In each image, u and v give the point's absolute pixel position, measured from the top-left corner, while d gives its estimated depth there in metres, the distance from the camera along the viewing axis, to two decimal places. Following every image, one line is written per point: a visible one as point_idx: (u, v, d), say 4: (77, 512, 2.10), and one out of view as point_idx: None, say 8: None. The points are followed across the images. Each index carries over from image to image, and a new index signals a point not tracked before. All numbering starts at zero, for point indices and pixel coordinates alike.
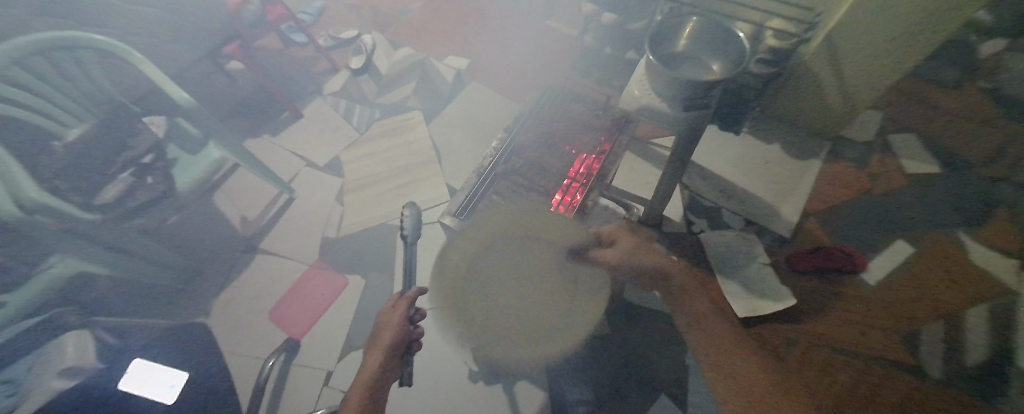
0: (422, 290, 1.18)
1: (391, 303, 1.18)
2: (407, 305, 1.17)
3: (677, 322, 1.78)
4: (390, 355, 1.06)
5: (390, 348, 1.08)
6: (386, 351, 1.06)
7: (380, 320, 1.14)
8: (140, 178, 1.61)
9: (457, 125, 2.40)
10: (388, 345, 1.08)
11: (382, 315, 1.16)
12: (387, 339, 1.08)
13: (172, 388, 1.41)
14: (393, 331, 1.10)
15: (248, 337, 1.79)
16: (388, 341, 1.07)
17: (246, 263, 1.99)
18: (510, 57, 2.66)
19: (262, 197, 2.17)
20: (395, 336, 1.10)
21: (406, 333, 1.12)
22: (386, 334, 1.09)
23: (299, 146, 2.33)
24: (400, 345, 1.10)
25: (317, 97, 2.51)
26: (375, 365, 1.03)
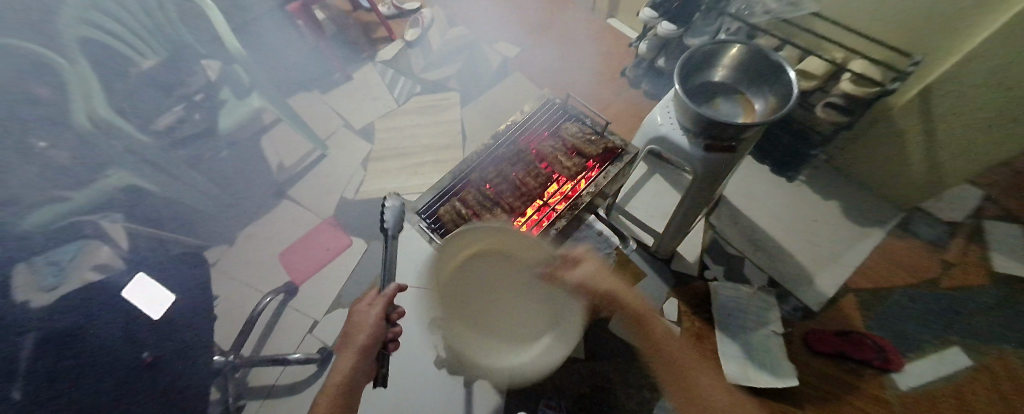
0: (399, 290, 1.23)
1: (367, 301, 1.24)
2: (383, 304, 1.23)
3: (657, 367, 1.67)
4: (363, 357, 1.13)
5: (364, 349, 1.14)
6: (359, 352, 1.12)
7: (355, 319, 1.20)
8: (190, 112, 1.80)
9: (488, 114, 2.39)
10: (360, 348, 1.14)
11: (357, 313, 1.22)
12: (359, 341, 1.15)
13: (161, 306, 1.35)
14: (367, 333, 1.16)
15: (259, 272, 2.01)
16: (362, 343, 1.14)
17: (273, 206, 2.20)
18: (562, 52, 2.56)
19: (301, 150, 2.36)
20: (369, 339, 1.15)
21: (380, 333, 1.18)
22: (362, 333, 1.16)
23: (342, 107, 2.49)
24: (374, 346, 1.15)
25: (369, 63, 2.65)
26: (346, 369, 1.10)
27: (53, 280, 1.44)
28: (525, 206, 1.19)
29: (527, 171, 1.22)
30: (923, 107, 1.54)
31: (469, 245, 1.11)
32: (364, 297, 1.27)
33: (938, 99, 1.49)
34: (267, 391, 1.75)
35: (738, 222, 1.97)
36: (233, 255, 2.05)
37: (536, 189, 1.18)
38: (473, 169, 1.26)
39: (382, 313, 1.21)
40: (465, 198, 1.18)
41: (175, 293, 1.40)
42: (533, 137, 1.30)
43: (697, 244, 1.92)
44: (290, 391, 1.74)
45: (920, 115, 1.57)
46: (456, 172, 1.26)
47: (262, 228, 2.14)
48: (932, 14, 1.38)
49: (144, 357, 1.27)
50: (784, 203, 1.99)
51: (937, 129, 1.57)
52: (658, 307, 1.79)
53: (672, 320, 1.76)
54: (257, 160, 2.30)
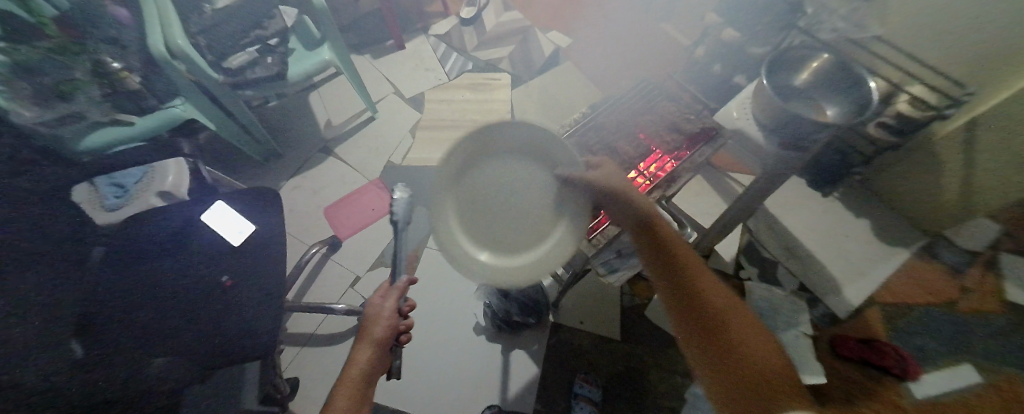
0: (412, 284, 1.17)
1: (380, 294, 1.20)
2: (396, 297, 1.20)
3: (689, 356, 1.75)
4: (379, 351, 1.11)
5: (379, 344, 1.12)
6: (376, 346, 1.10)
7: (369, 311, 1.17)
8: (262, 56, 1.76)
9: (537, 99, 2.44)
10: (377, 340, 1.11)
11: (370, 306, 1.19)
12: (376, 334, 1.12)
13: (240, 234, 1.32)
14: (382, 326, 1.13)
15: (304, 224, 2.03)
16: (378, 337, 1.11)
17: (319, 162, 2.22)
18: (613, 48, 2.61)
19: (350, 110, 2.38)
20: (386, 331, 1.13)
21: (397, 326, 1.16)
22: (377, 328, 1.13)
23: (393, 75, 2.52)
24: (390, 338, 1.13)
25: (422, 35, 2.68)
26: (365, 360, 1.08)
27: (116, 201, 1.48)
28: (622, 175, 1.26)
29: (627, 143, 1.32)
30: (967, 138, 1.64)
31: (569, 204, 1.21)
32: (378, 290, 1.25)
33: (982, 130, 1.59)
34: (307, 338, 1.78)
35: (773, 229, 2.06)
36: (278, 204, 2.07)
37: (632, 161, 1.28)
38: (572, 133, 1.34)
39: (397, 306, 1.18)
40: (566, 160, 1.29)
41: (255, 224, 1.34)
42: (635, 112, 1.37)
43: (733, 246, 2.02)
44: (329, 341, 1.77)
45: (962, 145, 1.67)
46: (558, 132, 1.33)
47: (307, 181, 2.15)
48: (992, 50, 1.47)
49: (223, 280, 1.25)
50: (817, 216, 2.08)
51: (976, 160, 1.66)
52: None
53: None
54: (306, 114, 2.33)
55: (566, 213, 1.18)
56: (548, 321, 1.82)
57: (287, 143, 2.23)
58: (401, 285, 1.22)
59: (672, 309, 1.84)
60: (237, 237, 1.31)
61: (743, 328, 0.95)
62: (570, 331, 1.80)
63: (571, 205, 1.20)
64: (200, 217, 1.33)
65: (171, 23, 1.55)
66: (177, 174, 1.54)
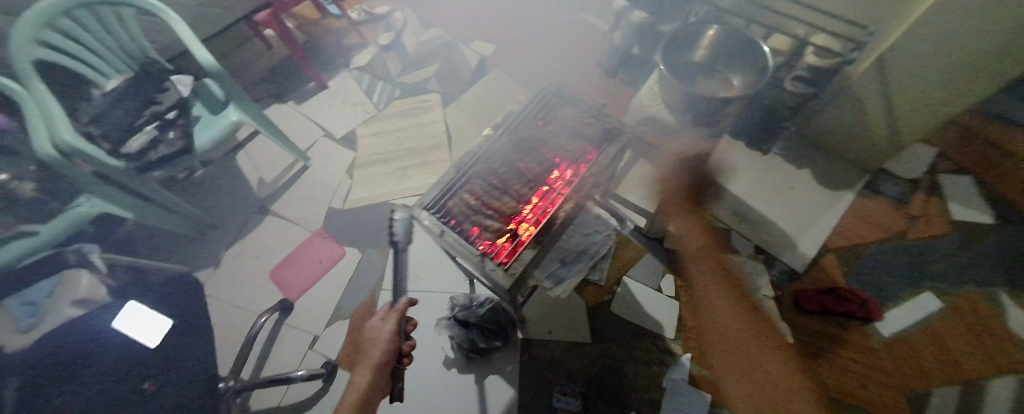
0: (413, 303, 1.18)
1: (381, 316, 1.22)
2: (397, 318, 1.22)
3: (662, 343, 1.74)
4: (381, 374, 1.10)
5: (380, 366, 1.12)
6: (374, 369, 1.10)
7: (370, 334, 1.18)
8: (163, 132, 1.67)
9: (472, 113, 2.39)
10: (377, 363, 1.12)
11: (371, 329, 1.20)
12: (374, 357, 1.13)
13: (157, 332, 1.30)
14: (381, 349, 1.14)
15: (251, 292, 1.94)
16: (377, 360, 1.11)
17: (257, 223, 2.13)
18: (537, 47, 2.59)
19: (281, 163, 2.30)
20: (384, 353, 1.13)
21: (396, 348, 1.16)
22: (377, 350, 1.14)
23: (319, 117, 2.44)
24: (390, 360, 1.13)
25: (343, 70, 2.61)
26: (364, 385, 1.06)
27: (31, 319, 1.37)
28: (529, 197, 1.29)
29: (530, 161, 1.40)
30: (880, 74, 1.66)
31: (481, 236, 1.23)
32: (378, 313, 1.25)
33: (893, 65, 1.61)
34: (272, 412, 1.70)
35: (722, 197, 2.06)
36: (220, 277, 1.98)
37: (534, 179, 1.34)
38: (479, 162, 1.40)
39: (396, 328, 1.18)
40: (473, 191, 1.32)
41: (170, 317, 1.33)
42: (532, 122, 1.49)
43: None
44: (296, 410, 1.70)
45: (878, 82, 1.69)
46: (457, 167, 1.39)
47: (248, 246, 2.07)
48: None
49: None
50: (762, 175, 2.08)
51: (894, 94, 1.69)
52: (656, 285, 1.86)
53: (670, 295, 1.82)
54: (236, 177, 2.23)
55: (480, 247, 1.20)
56: (517, 339, 1.78)
57: (219, 212, 2.14)
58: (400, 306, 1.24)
59: (638, 298, 1.83)
60: (153, 338, 1.29)
61: None
62: (541, 344, 1.77)
63: (485, 239, 1.21)
64: (108, 322, 1.28)
65: (54, 118, 1.44)
66: (95, 283, 1.49)
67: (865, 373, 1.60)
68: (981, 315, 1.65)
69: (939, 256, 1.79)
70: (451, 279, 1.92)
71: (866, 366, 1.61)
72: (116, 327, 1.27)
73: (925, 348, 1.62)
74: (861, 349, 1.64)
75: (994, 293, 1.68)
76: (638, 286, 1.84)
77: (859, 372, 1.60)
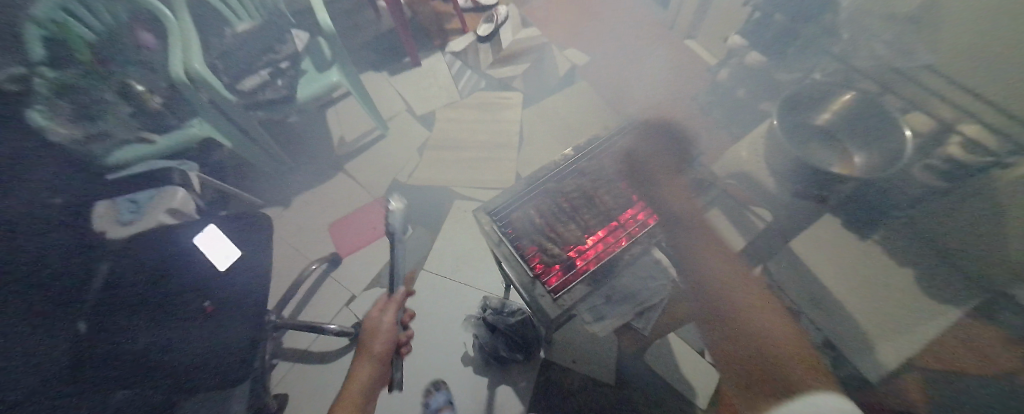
0: (407, 293, 1.36)
1: (379, 307, 1.36)
2: (393, 310, 1.36)
3: (690, 409, 1.61)
4: (378, 367, 1.26)
5: (379, 358, 1.27)
6: (374, 360, 1.26)
7: (369, 325, 1.32)
8: (273, 79, 1.83)
9: (549, 120, 2.36)
10: (377, 355, 1.27)
11: (370, 320, 1.34)
12: (376, 348, 1.28)
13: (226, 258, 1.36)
14: (381, 340, 1.29)
15: (308, 240, 2.08)
16: (377, 352, 1.27)
17: (329, 178, 2.27)
18: (632, 67, 2.48)
19: (362, 126, 2.43)
20: (383, 344, 1.29)
21: (393, 337, 1.31)
22: (377, 343, 1.28)
23: (406, 92, 2.54)
24: (390, 349, 1.29)
25: (438, 52, 2.70)
26: (364, 377, 1.22)
27: (130, 215, 1.54)
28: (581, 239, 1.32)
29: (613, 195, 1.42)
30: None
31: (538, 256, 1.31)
32: (376, 302, 1.39)
33: None
34: (300, 355, 1.81)
35: (798, 274, 1.85)
36: (287, 217, 2.15)
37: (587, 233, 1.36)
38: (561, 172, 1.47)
39: (394, 317, 1.34)
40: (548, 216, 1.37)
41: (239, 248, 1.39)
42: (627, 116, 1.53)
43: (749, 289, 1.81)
44: (320, 359, 1.79)
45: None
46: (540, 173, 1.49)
47: (316, 196, 2.21)
48: None
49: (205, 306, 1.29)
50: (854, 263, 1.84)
51: None
52: (698, 347, 1.72)
53: (711, 362, 1.68)
54: (322, 131, 2.40)
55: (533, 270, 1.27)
56: (539, 358, 1.74)
57: (300, 159, 2.30)
58: (397, 298, 1.38)
59: (675, 355, 1.70)
60: (224, 262, 1.35)
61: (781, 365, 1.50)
62: (561, 371, 1.71)
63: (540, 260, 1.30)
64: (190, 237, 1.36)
65: (190, 47, 1.62)
66: (183, 199, 1.60)
67: None
68: None
69: None
70: (489, 279, 1.92)
71: None
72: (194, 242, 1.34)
73: None
74: None
75: None
76: (681, 344, 1.72)
77: None
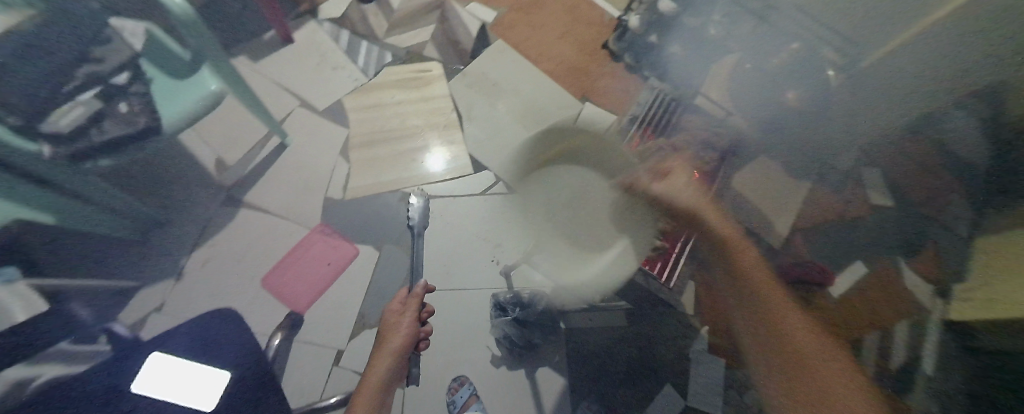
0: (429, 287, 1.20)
1: (399, 304, 1.20)
2: (416, 304, 1.20)
3: (685, 319, 1.94)
4: (396, 362, 1.10)
5: (398, 354, 1.11)
6: (392, 358, 1.09)
7: (388, 320, 1.17)
8: (110, 104, 1.15)
9: (480, 89, 2.17)
10: (395, 352, 1.11)
11: (390, 313, 1.20)
12: (394, 346, 1.12)
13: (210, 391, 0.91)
14: (400, 339, 1.13)
15: (240, 308, 1.56)
16: (395, 349, 1.11)
17: (228, 220, 1.68)
18: (542, 19, 2.42)
19: (245, 139, 1.81)
20: (403, 343, 1.13)
21: (413, 336, 1.14)
22: (396, 336, 1.13)
23: (291, 82, 1.97)
24: (408, 347, 1.13)
25: (313, 21, 2.11)
26: (381, 374, 1.06)
27: None
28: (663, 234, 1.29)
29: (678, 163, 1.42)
30: None
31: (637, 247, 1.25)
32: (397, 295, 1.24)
33: None
34: None
35: None
36: (191, 290, 1.55)
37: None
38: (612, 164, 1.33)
39: (416, 314, 1.18)
40: None
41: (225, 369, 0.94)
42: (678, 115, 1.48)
43: None
44: None
45: None
46: (602, 166, 1.31)
47: (223, 248, 1.63)
48: None
49: None
50: None
51: None
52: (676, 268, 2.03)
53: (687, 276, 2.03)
54: (186, 159, 1.71)
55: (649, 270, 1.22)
56: (560, 330, 1.81)
57: (170, 206, 1.63)
58: (417, 292, 1.20)
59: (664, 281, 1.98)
60: (206, 400, 0.90)
61: (825, 368, 1.06)
62: (583, 332, 1.83)
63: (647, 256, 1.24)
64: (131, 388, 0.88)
65: None
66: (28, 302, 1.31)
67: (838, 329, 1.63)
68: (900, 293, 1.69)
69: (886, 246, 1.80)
70: (487, 274, 1.83)
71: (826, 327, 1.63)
72: (143, 394, 0.88)
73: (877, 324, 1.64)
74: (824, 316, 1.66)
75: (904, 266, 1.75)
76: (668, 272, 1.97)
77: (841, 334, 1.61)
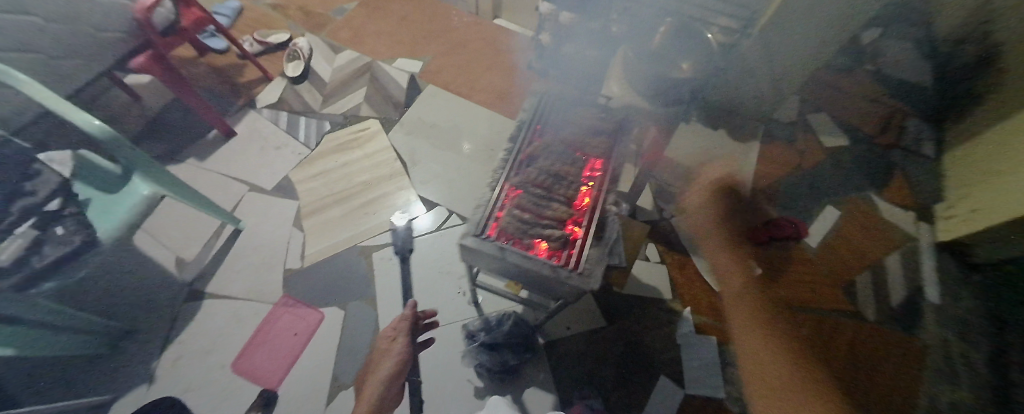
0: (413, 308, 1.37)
1: (393, 328, 1.39)
2: (406, 327, 1.37)
3: (664, 305, 1.90)
4: (388, 383, 1.25)
5: (390, 377, 1.26)
6: (382, 379, 1.25)
7: (384, 346, 1.36)
8: (45, 230, 1.23)
9: (419, 134, 2.26)
10: (387, 374, 1.26)
11: (386, 340, 1.38)
12: (385, 370, 1.27)
13: None
14: (392, 360, 1.29)
15: (213, 398, 1.57)
16: (386, 370, 1.27)
17: (194, 313, 1.72)
18: (465, 57, 2.58)
19: (201, 234, 1.89)
20: (394, 365, 1.28)
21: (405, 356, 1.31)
22: (387, 361, 1.30)
23: (238, 170, 2.07)
24: (401, 368, 1.28)
25: (252, 111, 2.25)
26: (374, 396, 1.22)
27: None
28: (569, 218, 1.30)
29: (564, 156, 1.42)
30: (767, 46, 2.05)
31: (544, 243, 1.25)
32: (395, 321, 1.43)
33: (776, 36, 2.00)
34: None
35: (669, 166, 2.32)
36: (163, 392, 1.56)
37: (565, 200, 1.33)
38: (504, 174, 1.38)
39: (407, 336, 1.34)
40: (520, 206, 1.30)
41: None
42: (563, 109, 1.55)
43: (648, 193, 2.20)
44: None
45: (765, 50, 2.08)
46: (495, 177, 1.37)
47: (190, 343, 1.66)
48: None
49: None
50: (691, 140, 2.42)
51: (777, 57, 2.10)
52: (643, 255, 2.01)
53: (657, 261, 2.00)
54: (146, 264, 1.78)
55: (554, 259, 1.21)
56: (539, 346, 1.78)
57: (134, 313, 1.67)
58: (405, 316, 1.38)
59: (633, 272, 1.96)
60: None
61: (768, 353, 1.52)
62: (563, 342, 1.80)
63: (550, 248, 1.23)
64: None
65: None
66: None
67: (822, 291, 1.99)
68: (867, 217, 2.22)
69: (857, 187, 2.30)
70: (456, 307, 1.83)
71: (798, 287, 1.99)
72: None
73: (839, 271, 2.04)
74: (798, 280, 2.01)
75: (877, 197, 2.29)
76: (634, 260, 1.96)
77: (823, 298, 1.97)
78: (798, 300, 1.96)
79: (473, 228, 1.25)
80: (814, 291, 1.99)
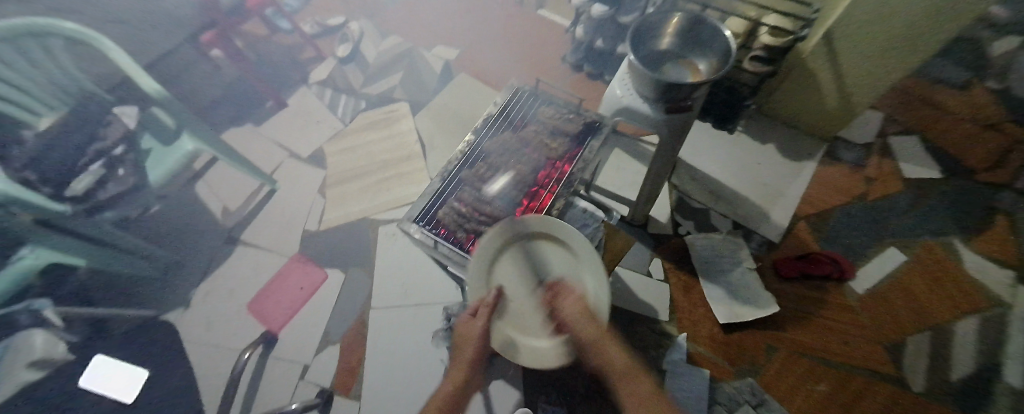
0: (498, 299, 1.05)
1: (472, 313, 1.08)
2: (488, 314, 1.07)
3: (658, 326, 1.74)
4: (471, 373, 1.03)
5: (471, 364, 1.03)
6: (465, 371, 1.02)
7: (460, 331, 1.06)
8: (111, 170, 1.54)
9: (443, 119, 2.34)
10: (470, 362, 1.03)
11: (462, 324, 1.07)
12: (467, 355, 1.03)
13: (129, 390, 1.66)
14: (472, 349, 1.03)
15: (226, 329, 1.82)
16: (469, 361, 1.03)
17: (228, 255, 2.01)
18: (500, 46, 2.59)
19: (244, 190, 2.18)
20: (474, 354, 1.03)
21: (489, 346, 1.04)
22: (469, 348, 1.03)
23: (283, 137, 2.34)
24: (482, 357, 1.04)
25: (304, 86, 2.51)
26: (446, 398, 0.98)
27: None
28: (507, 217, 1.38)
29: (518, 161, 1.49)
30: (829, 48, 1.75)
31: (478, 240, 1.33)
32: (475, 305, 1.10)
33: (840, 38, 1.70)
34: None
35: (697, 178, 2.12)
36: (190, 316, 1.85)
37: (504, 199, 1.40)
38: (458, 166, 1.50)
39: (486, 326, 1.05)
40: (459, 199, 1.40)
41: None
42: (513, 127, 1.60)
43: (666, 204, 2.03)
44: None
45: (827, 53, 1.79)
46: (447, 169, 1.48)
47: (218, 281, 1.94)
48: None
49: None
50: (729, 152, 2.19)
51: (843, 63, 1.79)
52: (645, 270, 1.88)
53: (660, 278, 1.85)
54: (199, 210, 2.11)
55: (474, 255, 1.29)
56: None
57: (182, 248, 1.99)
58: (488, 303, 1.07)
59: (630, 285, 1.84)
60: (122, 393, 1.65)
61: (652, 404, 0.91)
62: None
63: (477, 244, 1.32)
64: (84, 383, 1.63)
65: None
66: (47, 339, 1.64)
67: (857, 341, 1.68)
68: (941, 264, 1.82)
69: (940, 227, 1.91)
70: (444, 289, 1.88)
71: (826, 332, 1.70)
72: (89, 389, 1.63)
73: (888, 324, 1.71)
74: (830, 326, 1.71)
75: (962, 244, 1.87)
76: (631, 273, 1.85)
77: (857, 349, 1.67)
78: (821, 347, 1.67)
79: (412, 214, 1.38)
80: (848, 341, 1.68)
